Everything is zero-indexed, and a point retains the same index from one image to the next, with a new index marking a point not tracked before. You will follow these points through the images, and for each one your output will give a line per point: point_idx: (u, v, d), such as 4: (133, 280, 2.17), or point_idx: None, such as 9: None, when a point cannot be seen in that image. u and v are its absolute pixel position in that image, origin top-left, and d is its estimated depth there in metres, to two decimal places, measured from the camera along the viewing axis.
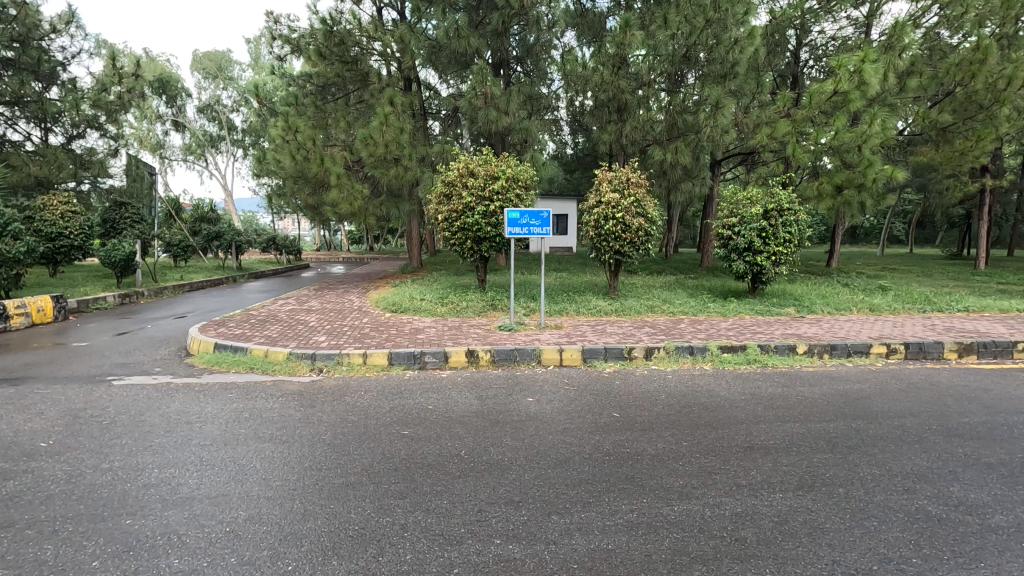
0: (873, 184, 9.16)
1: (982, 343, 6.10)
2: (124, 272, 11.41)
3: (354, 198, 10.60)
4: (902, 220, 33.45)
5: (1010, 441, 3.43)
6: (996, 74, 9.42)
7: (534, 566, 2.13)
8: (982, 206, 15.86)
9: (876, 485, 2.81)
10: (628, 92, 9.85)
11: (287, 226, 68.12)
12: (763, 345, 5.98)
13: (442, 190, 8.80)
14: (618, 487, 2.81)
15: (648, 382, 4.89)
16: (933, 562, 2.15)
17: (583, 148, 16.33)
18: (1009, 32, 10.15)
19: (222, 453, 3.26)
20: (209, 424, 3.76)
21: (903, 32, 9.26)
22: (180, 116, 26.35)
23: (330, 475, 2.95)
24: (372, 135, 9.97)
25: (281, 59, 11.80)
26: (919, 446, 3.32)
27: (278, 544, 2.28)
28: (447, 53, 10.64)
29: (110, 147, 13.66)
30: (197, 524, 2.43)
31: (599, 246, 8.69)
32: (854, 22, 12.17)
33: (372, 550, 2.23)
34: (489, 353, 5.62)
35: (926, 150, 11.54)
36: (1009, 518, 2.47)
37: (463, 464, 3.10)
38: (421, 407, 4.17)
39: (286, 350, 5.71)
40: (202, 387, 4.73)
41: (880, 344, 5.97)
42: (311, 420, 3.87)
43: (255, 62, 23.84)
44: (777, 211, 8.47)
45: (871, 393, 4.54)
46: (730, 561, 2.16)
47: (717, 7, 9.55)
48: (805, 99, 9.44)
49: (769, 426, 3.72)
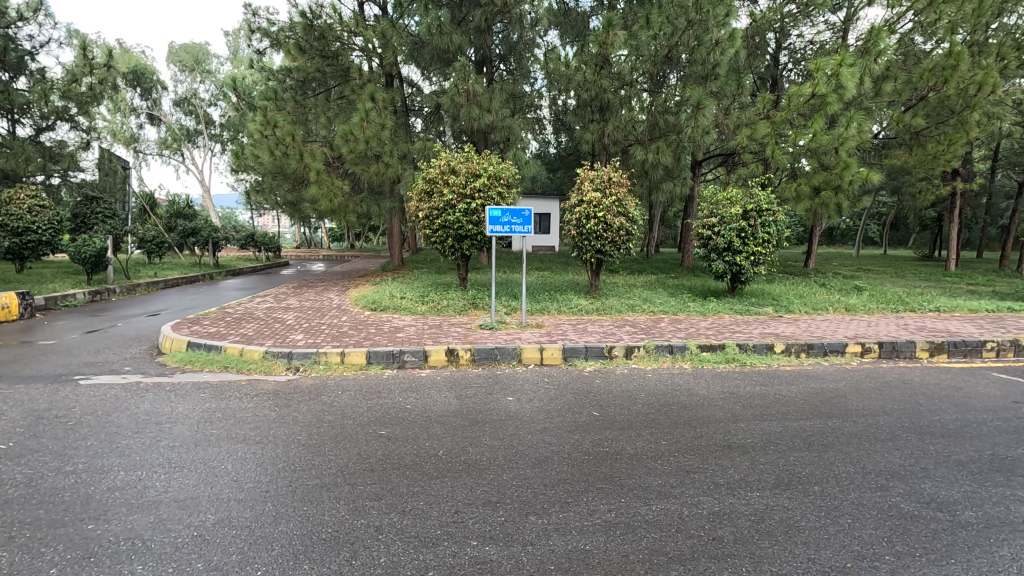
0: (849, 186, 9.31)
1: (953, 343, 6.24)
2: (94, 268, 11.12)
3: (334, 194, 10.50)
4: (876, 221, 34.37)
5: (980, 438, 3.50)
6: (967, 80, 9.68)
7: (511, 567, 2.10)
8: (953, 208, 15.98)
9: (851, 483, 2.84)
10: (611, 92, 9.84)
11: (266, 224, 67.45)
12: (742, 344, 6.02)
13: (423, 187, 8.70)
14: (596, 486, 2.80)
15: (628, 381, 4.88)
16: (906, 560, 2.17)
17: (565, 147, 16.42)
18: (979, 39, 10.39)
19: (191, 454, 3.18)
20: (179, 425, 3.66)
21: (878, 37, 9.51)
22: (155, 110, 25.79)
23: (305, 475, 2.89)
24: (352, 131, 9.82)
25: (260, 52, 11.59)
26: (892, 444, 3.37)
27: (249, 548, 2.21)
28: (430, 49, 10.56)
29: (81, 140, 13.07)
30: (163, 528, 2.35)
31: (580, 245, 8.68)
32: (832, 27, 12.41)
33: (345, 553, 2.18)
34: (469, 352, 5.57)
35: (899, 154, 11.81)
36: (979, 515, 2.51)
37: (441, 464, 3.06)
38: (399, 406, 4.12)
39: (262, 350, 5.59)
40: (174, 386, 4.62)
41: (855, 344, 6.07)
42: (286, 420, 3.79)
43: (235, 56, 23.38)
44: (756, 211, 8.56)
45: (847, 391, 4.60)
46: (707, 560, 2.16)
47: (700, 8, 9.63)
48: (785, 100, 9.58)
49: (747, 425, 3.74)
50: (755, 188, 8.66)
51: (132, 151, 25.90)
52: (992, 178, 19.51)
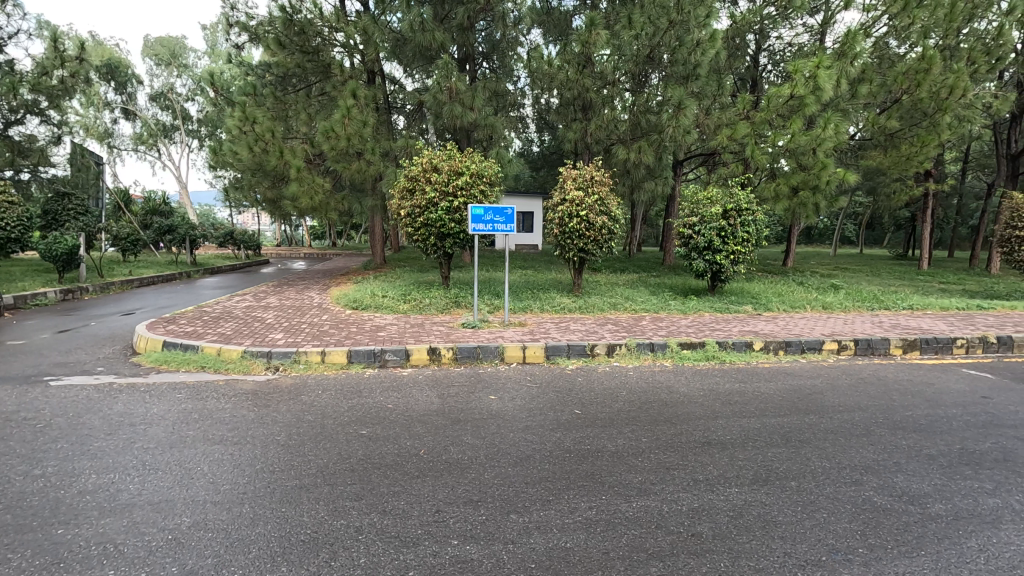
0: (827, 186, 9.48)
1: (924, 340, 6.39)
2: (66, 266, 10.87)
3: (315, 192, 10.37)
4: (853, 220, 35.15)
5: (950, 433, 3.59)
6: (939, 84, 9.92)
7: (491, 566, 2.10)
8: (926, 209, 16.35)
9: (827, 478, 2.89)
10: (593, 91, 9.88)
11: (246, 223, 66.34)
12: (722, 341, 6.10)
13: (405, 185, 8.64)
14: (577, 484, 2.80)
15: (610, 379, 4.91)
16: (878, 552, 2.22)
17: (548, 146, 16.46)
18: (951, 44, 10.65)
19: (165, 456, 3.11)
20: (154, 426, 3.59)
21: (854, 41, 9.67)
22: (130, 104, 25.18)
23: (283, 477, 2.85)
24: (334, 128, 9.72)
25: (238, 47, 11.37)
26: (867, 439, 3.44)
27: (224, 551, 2.18)
28: (412, 46, 10.49)
29: (52, 134, 12.72)
30: (136, 532, 2.30)
31: (563, 244, 8.70)
32: (810, 29, 12.61)
33: (324, 554, 2.16)
34: (452, 351, 5.56)
35: (875, 154, 12.06)
36: (948, 507, 2.58)
37: (422, 464, 3.04)
38: (380, 406, 4.08)
39: (240, 349, 5.50)
40: (148, 387, 4.52)
41: (832, 341, 6.19)
42: (266, 420, 3.74)
43: (213, 50, 22.91)
44: (736, 211, 8.67)
45: (823, 388, 4.69)
46: (686, 557, 2.18)
47: (681, 9, 9.69)
48: (764, 101, 9.70)
49: (726, 421, 3.80)
50: (735, 188, 8.76)
51: (106, 146, 25.28)
52: (963, 179, 20.04)
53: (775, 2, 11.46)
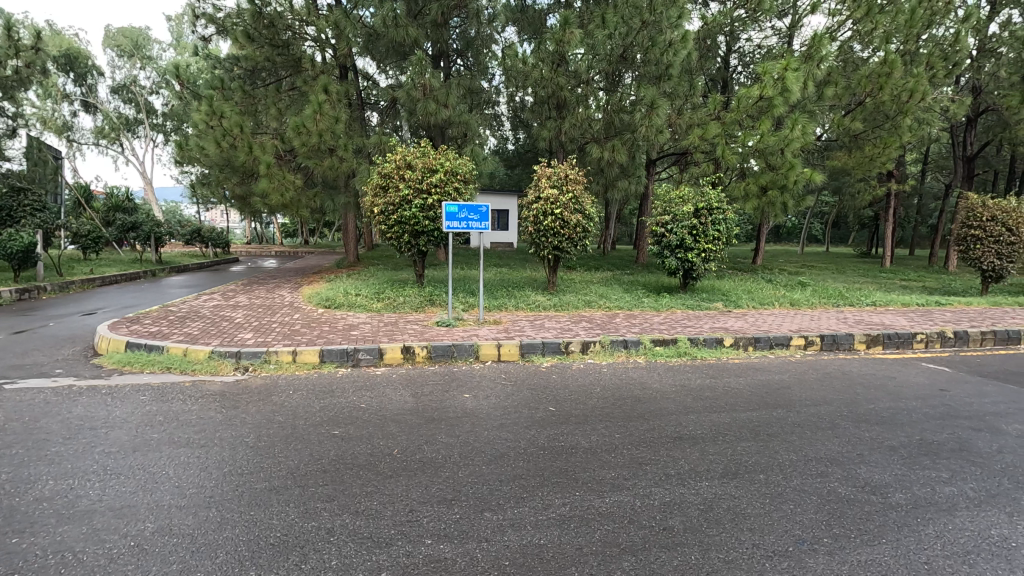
0: (794, 186, 9.71)
1: (887, 335, 6.59)
2: (22, 264, 10.45)
3: (285, 189, 10.18)
4: (819, 220, 36.17)
5: (911, 424, 3.72)
6: (900, 87, 10.23)
7: (465, 566, 2.09)
8: (888, 209, 16.87)
9: (794, 470, 2.97)
10: (567, 90, 9.93)
11: (213, 219, 64.48)
12: (693, 338, 6.20)
13: (378, 182, 8.55)
14: (551, 481, 2.81)
15: (584, 376, 4.95)
16: (842, 541, 2.28)
17: (524, 144, 16.48)
18: (911, 49, 10.95)
19: (128, 460, 3.01)
20: (116, 430, 3.46)
21: (821, 44, 9.91)
22: (91, 96, 24.28)
23: (251, 479, 2.79)
24: (305, 123, 9.53)
25: (205, 39, 11.06)
26: (832, 432, 3.54)
27: (190, 557, 2.12)
28: (385, 42, 10.37)
29: (7, 127, 12.21)
30: (96, 539, 2.23)
31: (538, 242, 8.73)
32: (778, 32, 12.90)
33: (294, 557, 2.12)
34: (426, 349, 5.52)
35: (840, 155, 12.41)
36: (908, 496, 2.67)
37: (396, 463, 3.01)
38: (353, 406, 4.02)
39: (207, 349, 5.37)
40: (111, 389, 4.38)
41: (799, 337, 6.35)
42: (234, 422, 3.66)
43: (178, 42, 22.22)
44: (706, 210, 8.82)
45: (791, 382, 4.82)
46: (658, 550, 2.21)
47: (654, 9, 9.75)
48: (734, 102, 9.89)
49: (698, 416, 3.86)
50: (706, 187, 8.90)
51: (64, 140, 24.35)
52: (922, 180, 20.78)
53: (745, 5, 11.66)
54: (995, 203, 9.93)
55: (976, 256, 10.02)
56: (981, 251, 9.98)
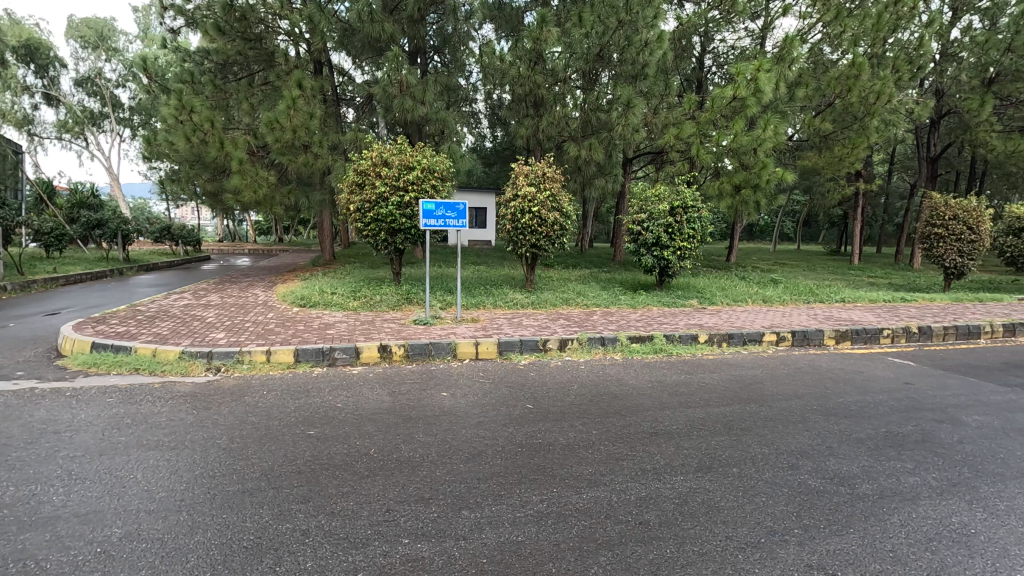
0: (766, 185, 9.90)
1: (855, 331, 6.78)
2: None
3: (259, 186, 9.99)
4: (791, 219, 36.98)
5: (877, 417, 3.83)
6: (868, 89, 10.50)
7: (443, 564, 2.08)
8: (857, 208, 17.31)
9: (766, 463, 3.03)
10: (544, 88, 9.96)
11: (184, 216, 62.93)
12: (669, 335, 6.29)
13: (354, 179, 8.45)
14: (529, 478, 2.82)
15: (561, 374, 4.97)
16: (812, 532, 2.34)
17: (501, 142, 16.47)
18: (878, 52, 11.14)
19: (94, 464, 2.92)
20: (81, 433, 3.36)
21: (792, 46, 10.20)
22: (53, 89, 23.43)
23: (224, 482, 2.73)
24: (278, 119, 9.35)
25: (173, 31, 10.77)
26: (803, 426, 3.63)
27: (160, 562, 2.07)
28: (361, 37, 10.23)
29: None
30: (61, 546, 2.16)
31: (515, 240, 8.73)
32: (751, 34, 13.15)
33: (268, 560, 2.09)
34: (403, 348, 5.48)
35: (811, 155, 12.70)
36: (874, 487, 2.75)
37: (373, 463, 2.98)
38: (329, 405, 3.97)
39: (178, 349, 5.25)
40: (75, 391, 4.24)
41: (771, 333, 6.48)
42: (206, 423, 3.58)
43: (145, 34, 21.58)
44: (682, 208, 8.93)
45: (763, 377, 4.92)
46: (634, 544, 2.23)
47: (630, 9, 9.77)
48: (708, 102, 10.03)
49: (673, 411, 3.92)
50: (681, 186, 9.01)
51: (24, 133, 23.45)
52: (888, 179, 21.40)
53: (719, 6, 11.80)
54: (957, 202, 10.27)
55: (940, 254, 10.33)
56: (944, 249, 10.31)
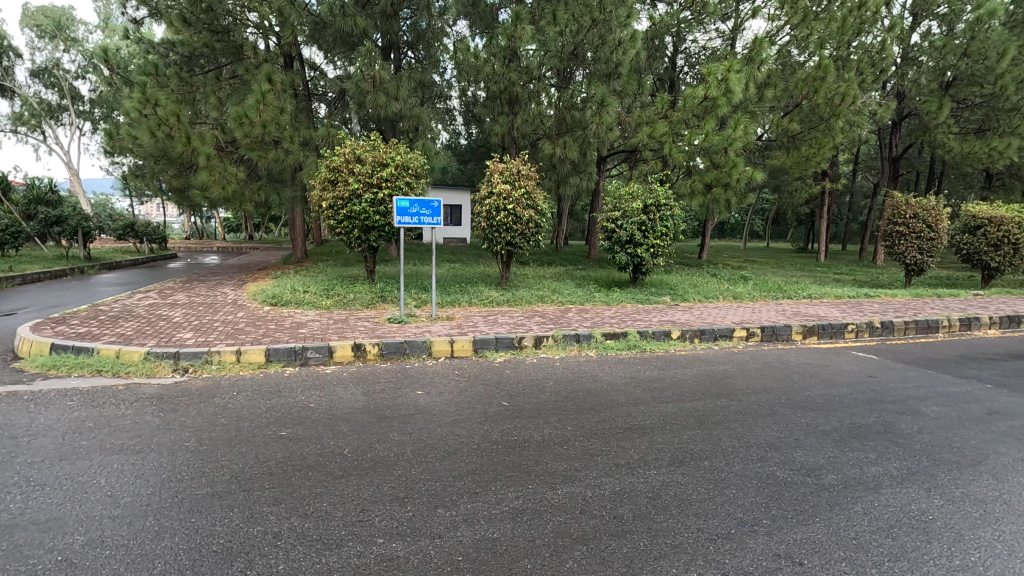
0: (736, 184, 10.10)
1: (822, 326, 6.97)
2: None
3: (227, 182, 9.77)
4: (761, 217, 37.78)
5: (842, 409, 3.96)
6: (833, 91, 10.83)
7: (418, 563, 2.07)
8: (823, 206, 17.78)
9: (736, 456, 3.10)
10: (519, 86, 10.04)
11: (148, 214, 61.08)
12: (643, 331, 6.36)
13: (327, 176, 8.33)
14: (504, 475, 2.83)
15: (537, 371, 4.99)
16: (779, 522, 2.40)
17: (476, 140, 16.41)
18: (844, 55, 11.43)
19: (54, 470, 2.82)
20: (40, 438, 3.23)
21: (761, 48, 10.42)
22: (7, 79, 22.44)
23: (192, 485, 2.67)
24: (247, 113, 9.14)
25: (136, 22, 10.41)
26: (772, 419, 3.72)
27: (125, 569, 2.01)
28: (332, 31, 10.07)
29: None
30: (18, 556, 2.08)
31: (490, 237, 8.71)
32: (721, 35, 13.40)
33: (239, 564, 2.05)
34: (377, 347, 5.42)
35: (779, 154, 12.99)
36: (839, 477, 2.84)
37: (346, 463, 2.95)
38: (302, 406, 3.91)
39: (143, 350, 5.09)
40: (34, 394, 4.08)
41: (741, 329, 6.62)
42: (173, 426, 3.49)
43: (107, 24, 20.83)
44: (655, 206, 9.05)
45: (733, 372, 5.03)
46: (609, 539, 2.26)
47: (604, 8, 9.82)
48: (680, 102, 10.17)
49: (647, 407, 3.97)
50: (654, 184, 9.13)
51: None
52: (853, 179, 22.05)
53: (691, 7, 11.97)
54: (917, 202, 10.63)
55: (901, 251, 10.70)
56: (905, 246, 10.68)
